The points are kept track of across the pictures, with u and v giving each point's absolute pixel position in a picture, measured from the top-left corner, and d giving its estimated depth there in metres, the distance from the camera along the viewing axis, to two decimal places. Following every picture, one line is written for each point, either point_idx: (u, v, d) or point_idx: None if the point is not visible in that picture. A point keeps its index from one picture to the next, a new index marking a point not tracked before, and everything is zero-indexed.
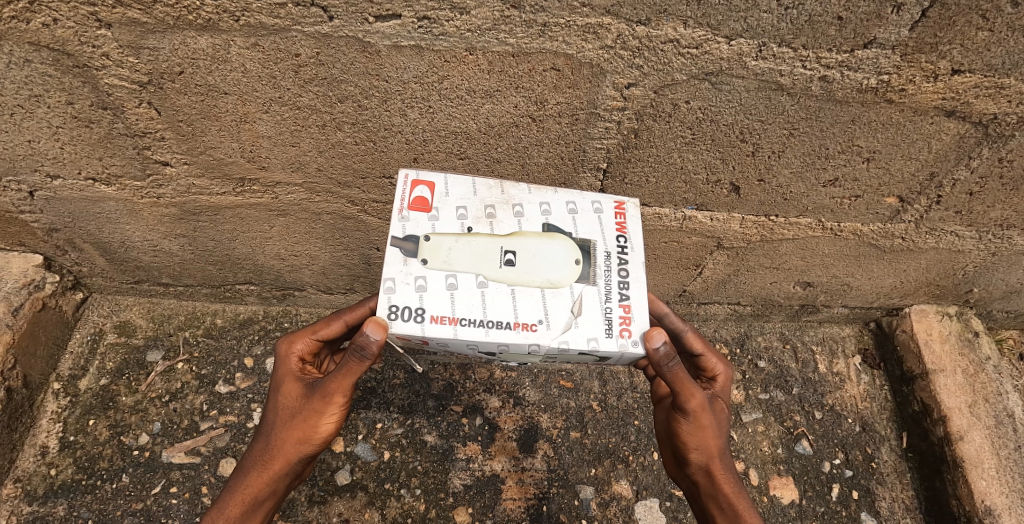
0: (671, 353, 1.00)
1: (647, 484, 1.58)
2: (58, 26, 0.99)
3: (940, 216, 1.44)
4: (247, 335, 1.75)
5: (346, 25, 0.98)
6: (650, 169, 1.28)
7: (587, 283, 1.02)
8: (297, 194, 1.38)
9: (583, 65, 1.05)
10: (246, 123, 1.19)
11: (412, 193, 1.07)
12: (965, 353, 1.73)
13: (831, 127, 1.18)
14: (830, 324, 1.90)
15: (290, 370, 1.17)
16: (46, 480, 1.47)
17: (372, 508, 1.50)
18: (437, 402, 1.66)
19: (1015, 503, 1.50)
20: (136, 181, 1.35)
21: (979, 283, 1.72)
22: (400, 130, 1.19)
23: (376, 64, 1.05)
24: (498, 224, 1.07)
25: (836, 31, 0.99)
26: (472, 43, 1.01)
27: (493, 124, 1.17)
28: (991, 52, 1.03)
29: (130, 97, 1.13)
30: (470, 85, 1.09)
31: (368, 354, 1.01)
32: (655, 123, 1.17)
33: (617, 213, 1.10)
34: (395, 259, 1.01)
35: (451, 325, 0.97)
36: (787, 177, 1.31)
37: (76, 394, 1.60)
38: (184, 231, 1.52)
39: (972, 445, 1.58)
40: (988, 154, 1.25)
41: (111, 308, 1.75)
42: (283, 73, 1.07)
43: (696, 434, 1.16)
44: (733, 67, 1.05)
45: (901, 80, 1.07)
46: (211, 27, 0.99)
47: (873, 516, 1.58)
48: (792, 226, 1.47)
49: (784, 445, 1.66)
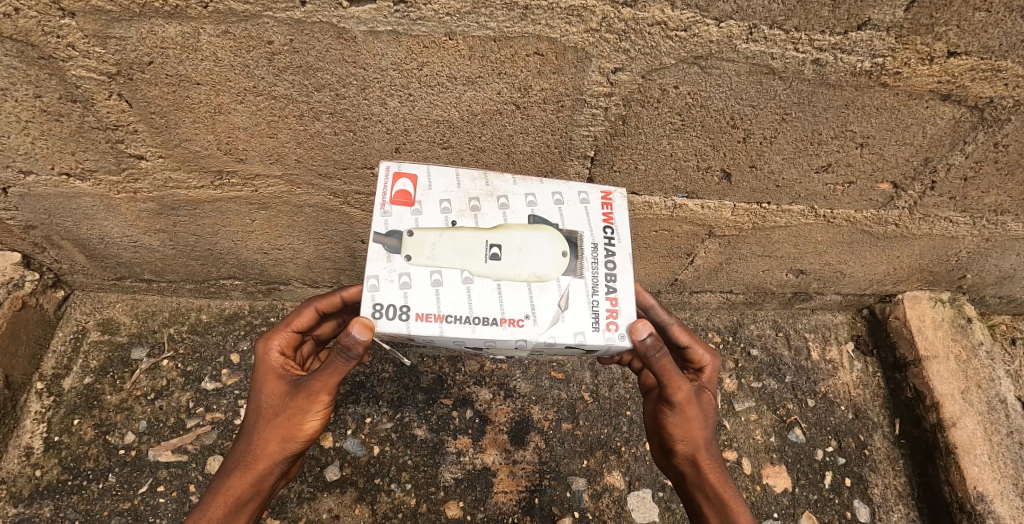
0: (659, 344, 0.99)
1: (640, 475, 1.57)
2: (20, 16, 0.95)
3: (935, 202, 1.42)
4: (233, 330, 1.72)
5: (320, 10, 0.94)
6: (639, 157, 1.25)
7: (574, 276, 1.00)
8: (278, 187, 1.35)
9: (567, 49, 1.01)
10: (221, 114, 1.15)
11: (393, 186, 1.04)
12: (958, 339, 1.72)
13: (824, 112, 1.15)
14: (824, 311, 1.88)
15: (272, 367, 1.13)
16: (32, 482, 1.45)
17: (363, 504, 1.49)
18: (427, 395, 1.64)
19: (1007, 489, 1.49)
20: (111, 175, 1.31)
21: (973, 269, 1.70)
22: (380, 119, 1.15)
23: (353, 50, 1.01)
24: (483, 218, 1.04)
25: (830, 12, 0.96)
26: (452, 27, 0.97)
27: (476, 112, 1.14)
28: (988, 33, 1.00)
29: (100, 89, 1.09)
30: (451, 72, 1.05)
31: (354, 354, 0.99)
32: (643, 109, 1.13)
33: (604, 203, 1.07)
34: (378, 256, 0.98)
35: (437, 322, 0.95)
36: (780, 163, 1.28)
37: (60, 393, 1.58)
38: (164, 226, 1.48)
39: (965, 432, 1.57)
40: (984, 138, 1.22)
41: (94, 305, 1.72)
42: (257, 61, 1.03)
43: (683, 426, 1.15)
44: (723, 51, 1.01)
45: (896, 63, 1.05)
46: (180, 14, 0.95)
47: (866, 504, 1.58)
48: (784, 213, 1.45)
49: (777, 434, 1.66)
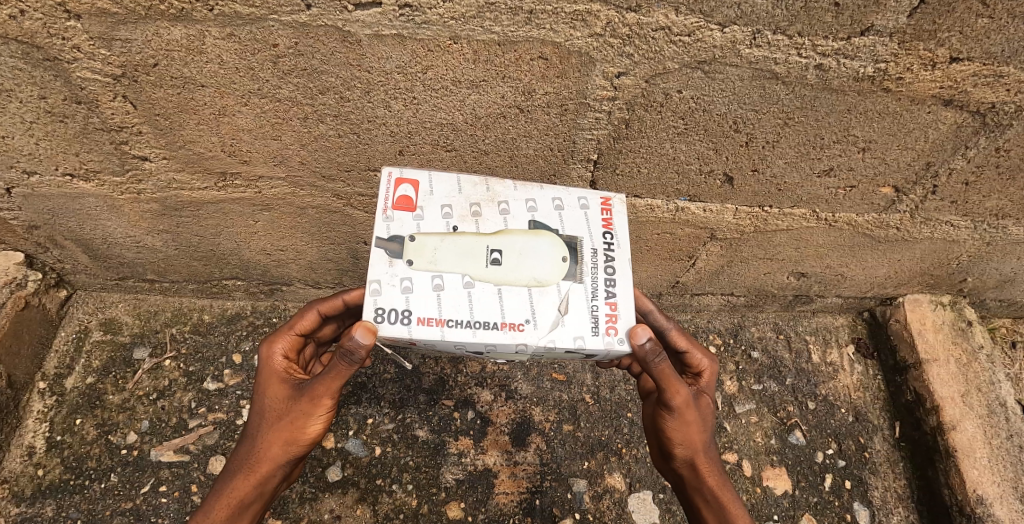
0: (657, 348, 0.99)
1: (640, 477, 1.58)
2: (26, 18, 0.95)
3: (936, 206, 1.42)
4: (235, 330, 1.72)
5: (326, 13, 0.94)
6: (642, 161, 1.26)
7: (573, 281, 1.00)
8: (281, 188, 1.35)
9: (571, 53, 1.02)
10: (226, 116, 1.15)
11: (395, 191, 1.05)
12: (958, 342, 1.72)
13: (827, 117, 1.15)
14: (825, 314, 1.89)
15: (275, 370, 1.13)
16: (34, 481, 1.46)
17: (365, 504, 1.49)
18: (429, 396, 1.64)
19: (1007, 492, 1.50)
20: (115, 176, 1.31)
21: (973, 273, 1.71)
22: (384, 121, 1.16)
23: (358, 54, 1.02)
24: (484, 223, 1.04)
25: (833, 17, 0.96)
26: (456, 31, 0.98)
27: (479, 116, 1.14)
28: (991, 39, 1.01)
29: (105, 90, 1.09)
30: (455, 75, 1.06)
31: (357, 358, 0.99)
32: (646, 113, 1.14)
33: (604, 208, 1.07)
34: (380, 261, 0.99)
35: (438, 326, 0.95)
36: (782, 167, 1.29)
37: (62, 393, 1.58)
38: (167, 227, 1.48)
39: (965, 435, 1.57)
40: (986, 144, 1.23)
41: (97, 305, 1.72)
42: (262, 64, 1.04)
43: (681, 430, 1.15)
44: (727, 56, 1.02)
45: (898, 68, 1.05)
46: (185, 17, 0.95)
47: (866, 506, 1.58)
48: (786, 216, 1.45)
49: (778, 436, 1.66)
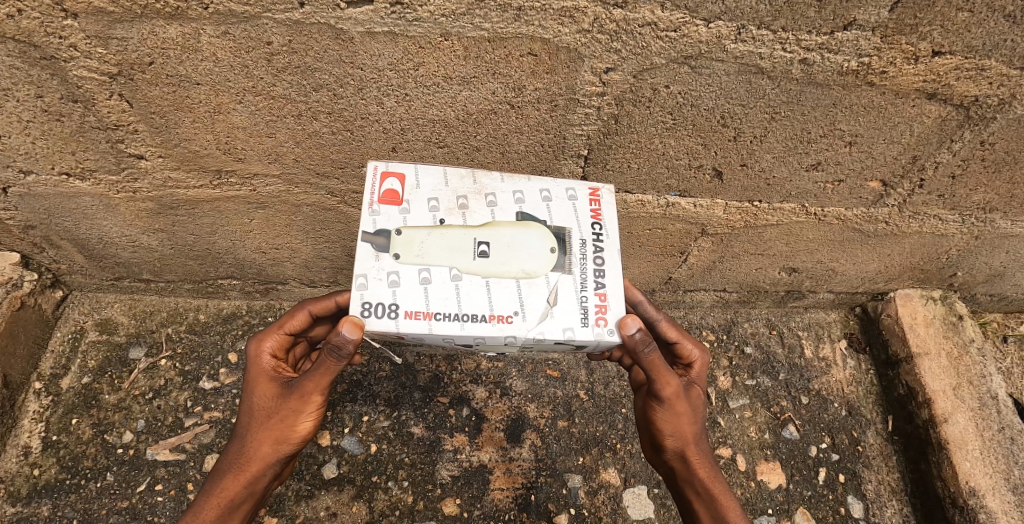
0: (647, 339, 1.01)
1: (635, 472, 1.59)
2: (23, 17, 0.96)
3: (923, 200, 1.44)
4: (230, 330, 1.73)
5: (319, 11, 0.96)
6: (631, 156, 1.28)
7: (562, 272, 1.02)
8: (276, 186, 1.37)
9: (560, 50, 1.04)
10: (221, 114, 1.17)
11: (382, 185, 1.06)
12: (950, 337, 1.73)
13: (813, 111, 1.17)
14: (817, 310, 1.90)
15: (264, 369, 1.14)
16: (30, 481, 1.46)
17: (361, 501, 1.50)
18: (424, 394, 1.65)
19: (999, 484, 1.51)
20: (111, 175, 1.32)
21: (963, 267, 1.73)
22: (377, 118, 1.17)
23: (351, 51, 1.03)
24: (471, 215, 1.05)
25: (816, 12, 0.98)
26: (448, 27, 0.99)
27: (471, 112, 1.16)
28: (972, 33, 1.03)
29: (101, 89, 1.11)
30: (447, 72, 1.07)
31: (345, 353, 1.00)
32: (635, 108, 1.15)
33: (592, 199, 1.09)
34: (367, 255, 1.00)
35: (425, 320, 0.96)
36: (770, 162, 1.30)
37: (58, 393, 1.58)
38: (163, 226, 1.49)
39: (956, 427, 1.59)
40: (970, 137, 1.25)
41: (92, 306, 1.73)
42: (256, 61, 1.05)
43: (672, 421, 1.16)
44: (713, 51, 1.04)
45: (882, 63, 1.07)
46: (181, 15, 0.96)
47: (860, 500, 1.59)
48: (777, 211, 1.47)
49: (772, 430, 1.67)
